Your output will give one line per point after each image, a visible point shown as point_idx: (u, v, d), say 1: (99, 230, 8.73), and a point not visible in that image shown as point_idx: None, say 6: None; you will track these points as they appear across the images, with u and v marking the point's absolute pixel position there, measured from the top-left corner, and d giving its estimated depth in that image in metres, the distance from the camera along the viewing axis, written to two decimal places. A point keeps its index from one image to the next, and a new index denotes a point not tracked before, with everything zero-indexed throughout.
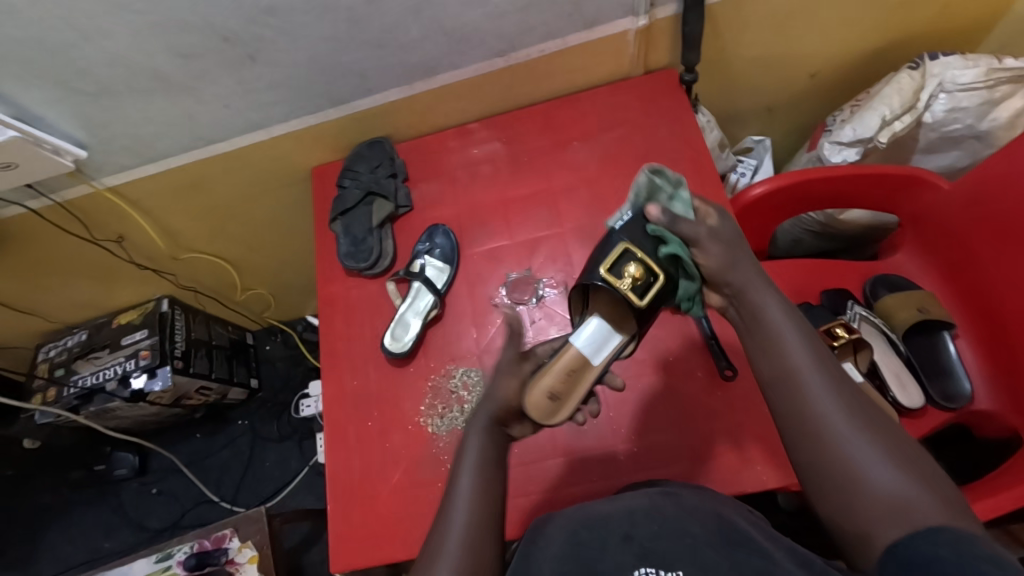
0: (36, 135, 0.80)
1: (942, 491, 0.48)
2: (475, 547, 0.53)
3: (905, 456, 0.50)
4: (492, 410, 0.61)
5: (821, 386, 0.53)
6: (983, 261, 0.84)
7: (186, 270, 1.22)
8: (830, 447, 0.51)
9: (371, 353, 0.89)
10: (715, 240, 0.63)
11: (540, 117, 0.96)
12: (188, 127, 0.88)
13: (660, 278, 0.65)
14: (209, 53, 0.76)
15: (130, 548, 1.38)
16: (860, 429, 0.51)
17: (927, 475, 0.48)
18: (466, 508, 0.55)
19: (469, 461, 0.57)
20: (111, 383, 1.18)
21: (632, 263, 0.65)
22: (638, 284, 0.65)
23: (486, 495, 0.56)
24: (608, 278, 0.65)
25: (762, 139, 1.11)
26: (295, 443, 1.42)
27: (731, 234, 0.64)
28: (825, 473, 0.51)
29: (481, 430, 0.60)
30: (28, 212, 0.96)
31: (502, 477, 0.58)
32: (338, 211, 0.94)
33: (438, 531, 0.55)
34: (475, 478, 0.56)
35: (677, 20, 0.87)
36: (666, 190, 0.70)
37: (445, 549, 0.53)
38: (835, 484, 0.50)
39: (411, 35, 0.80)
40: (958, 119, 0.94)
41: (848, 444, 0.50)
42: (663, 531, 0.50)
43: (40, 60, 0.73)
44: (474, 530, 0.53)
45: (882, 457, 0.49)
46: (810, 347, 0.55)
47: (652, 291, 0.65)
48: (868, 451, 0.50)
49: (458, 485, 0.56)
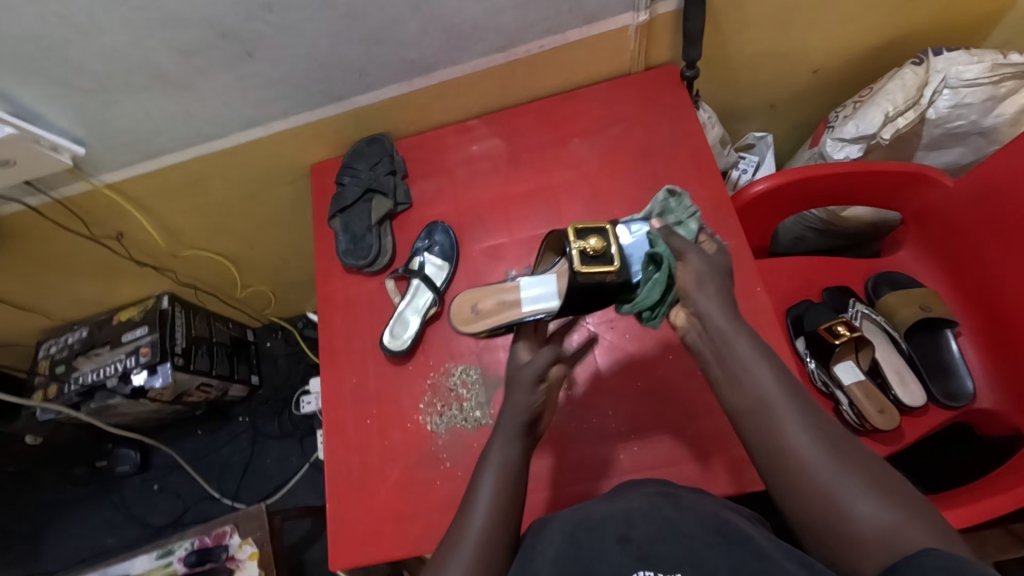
0: (34, 132, 0.80)
1: (926, 516, 0.48)
2: (490, 547, 0.56)
3: (884, 485, 0.50)
4: (525, 416, 0.66)
5: (796, 420, 0.55)
6: (985, 260, 0.84)
7: (187, 267, 1.22)
8: (810, 480, 0.52)
9: (371, 350, 0.89)
10: (698, 254, 0.65)
11: (540, 114, 0.95)
12: (186, 124, 0.88)
13: (615, 263, 0.66)
14: (207, 49, 0.76)
15: (132, 544, 1.39)
16: (837, 459, 0.52)
17: (906, 502, 0.49)
18: (483, 508, 0.59)
19: (494, 465, 0.63)
20: (111, 380, 1.17)
21: (598, 236, 0.66)
22: (592, 257, 0.65)
23: (501, 499, 0.60)
24: (570, 233, 0.66)
25: (765, 135, 1.11)
26: (296, 440, 1.42)
27: (720, 260, 0.67)
28: (807, 507, 0.51)
29: (513, 437, 0.65)
30: (27, 209, 0.96)
31: (524, 479, 0.63)
32: (338, 208, 0.94)
33: (456, 527, 0.59)
34: (496, 480, 0.61)
35: (678, 15, 0.86)
36: (676, 213, 0.76)
37: (461, 543, 0.57)
38: (819, 517, 0.50)
39: (410, 31, 0.80)
40: (962, 115, 0.93)
41: (827, 475, 0.51)
42: (663, 534, 0.49)
43: (37, 56, 0.73)
44: (489, 529, 0.57)
45: (862, 486, 0.50)
46: (782, 381, 0.58)
47: (595, 271, 0.65)
48: (848, 480, 0.51)
49: (480, 485, 0.61)
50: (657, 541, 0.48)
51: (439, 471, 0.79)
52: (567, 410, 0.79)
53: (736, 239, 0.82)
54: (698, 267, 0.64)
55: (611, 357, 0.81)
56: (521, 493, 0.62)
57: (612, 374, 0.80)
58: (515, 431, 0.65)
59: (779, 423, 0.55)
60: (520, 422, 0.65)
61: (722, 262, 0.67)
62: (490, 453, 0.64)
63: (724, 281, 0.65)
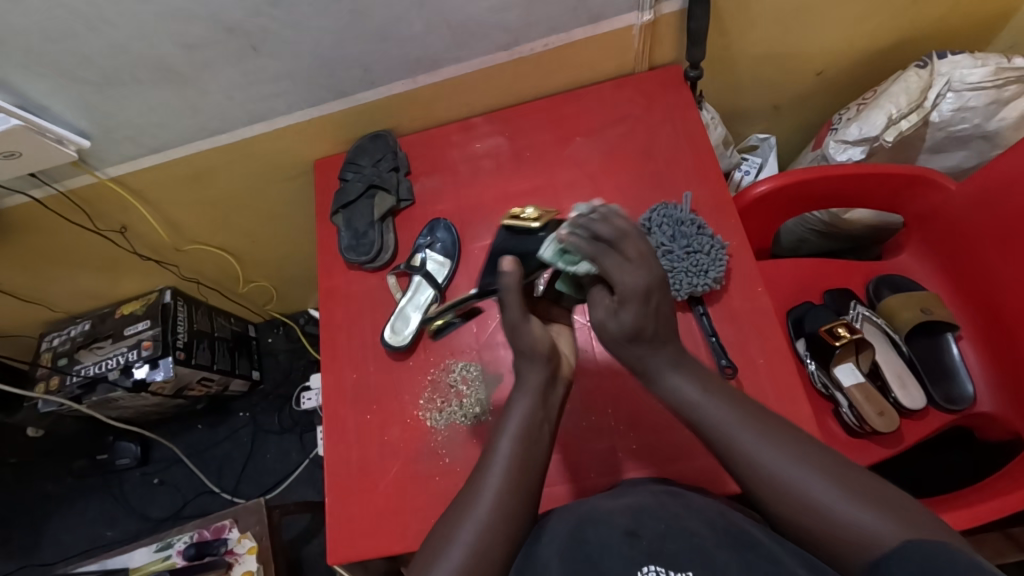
0: (39, 125, 0.80)
1: (899, 506, 0.49)
2: (497, 532, 0.54)
3: (863, 486, 0.51)
4: (544, 366, 0.64)
5: (754, 436, 0.55)
6: (989, 265, 0.83)
7: (189, 261, 1.22)
8: (780, 492, 0.52)
9: (371, 345, 0.89)
10: (617, 317, 0.61)
11: (543, 112, 0.95)
12: (191, 118, 0.88)
13: (540, 223, 0.73)
14: (212, 44, 0.76)
15: (131, 537, 1.39)
16: (803, 464, 0.53)
17: (889, 500, 0.49)
18: (498, 475, 0.57)
19: (513, 424, 0.61)
20: (114, 372, 1.18)
21: (532, 209, 0.75)
22: (521, 220, 0.75)
23: (519, 466, 0.58)
24: (511, 212, 0.76)
25: (768, 137, 1.11)
26: (296, 435, 1.42)
27: (631, 323, 0.60)
28: (790, 520, 0.52)
29: (535, 393, 0.63)
30: (32, 202, 0.97)
31: (547, 441, 0.62)
32: (340, 205, 0.94)
33: (468, 493, 0.58)
34: (513, 444, 0.59)
35: (682, 15, 0.86)
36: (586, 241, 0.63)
37: (472, 511, 0.56)
38: (801, 524, 0.51)
39: (414, 29, 0.80)
40: (965, 119, 0.93)
41: (799, 484, 0.52)
42: (670, 532, 0.49)
43: (44, 50, 0.73)
44: (502, 503, 0.56)
45: (832, 486, 0.51)
46: (733, 405, 0.58)
47: (518, 227, 0.74)
48: (819, 485, 0.51)
49: (497, 448, 0.60)
50: (663, 539, 0.49)
51: (438, 467, 0.80)
52: (567, 408, 0.79)
53: (738, 239, 0.82)
54: (613, 342, 0.63)
55: (611, 354, 0.81)
56: (540, 462, 0.60)
57: (610, 373, 0.80)
58: (535, 382, 0.64)
59: (740, 445, 0.55)
60: (544, 375, 0.64)
61: (644, 316, 0.60)
62: (511, 407, 0.63)
63: (648, 343, 0.61)
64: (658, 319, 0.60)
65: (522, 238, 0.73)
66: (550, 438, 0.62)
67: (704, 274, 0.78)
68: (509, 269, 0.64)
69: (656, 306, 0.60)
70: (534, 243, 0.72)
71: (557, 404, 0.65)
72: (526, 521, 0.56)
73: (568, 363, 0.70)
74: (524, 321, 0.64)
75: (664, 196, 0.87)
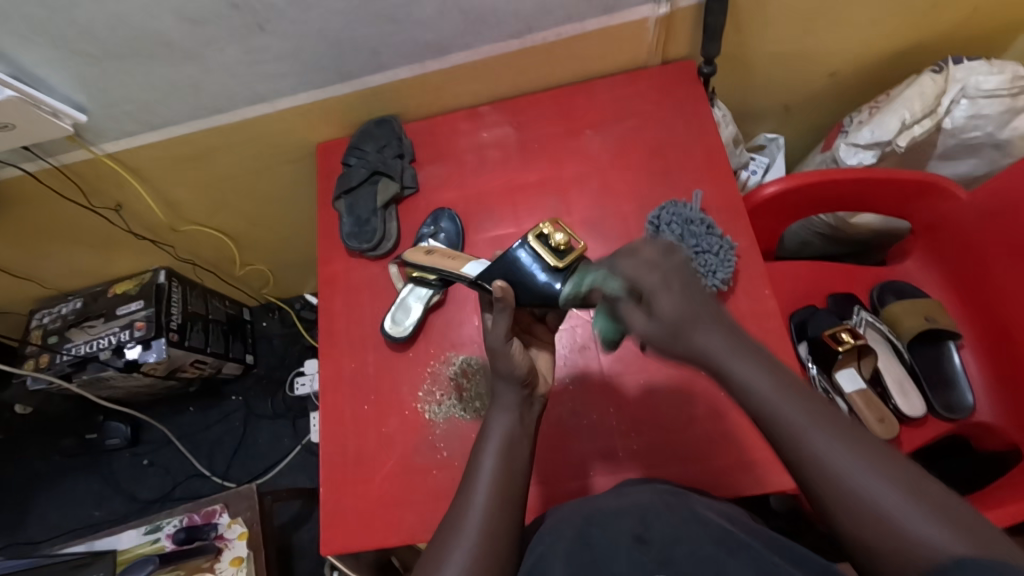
0: (35, 97, 0.78)
1: (958, 517, 0.43)
2: (491, 549, 0.53)
3: (918, 487, 0.45)
4: (517, 385, 0.61)
5: (823, 439, 0.48)
6: (996, 274, 0.83)
7: (185, 242, 1.20)
8: (840, 492, 0.46)
9: (370, 336, 0.88)
10: (654, 322, 0.52)
11: (552, 103, 0.94)
12: (192, 95, 0.86)
13: (563, 263, 0.63)
14: (218, 20, 0.74)
15: (119, 518, 1.38)
16: (868, 468, 0.46)
17: (946, 508, 0.44)
18: (484, 492, 0.56)
19: (493, 443, 0.59)
20: (105, 352, 1.16)
21: (561, 232, 0.64)
22: (547, 244, 0.64)
23: (503, 483, 0.57)
24: (540, 226, 0.65)
25: (776, 137, 1.09)
26: (288, 421, 1.41)
27: (673, 308, 0.51)
28: (846, 525, 0.46)
29: (514, 411, 0.61)
30: (25, 175, 0.94)
31: (527, 454, 0.60)
32: (343, 189, 0.92)
33: (455, 510, 0.56)
34: (498, 463, 0.58)
35: (699, 9, 0.84)
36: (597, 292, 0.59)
37: (461, 532, 0.54)
38: (856, 526, 0.46)
39: (426, 12, 0.78)
40: (978, 126, 0.92)
41: (854, 481, 0.46)
42: (678, 537, 0.48)
43: (42, 19, 0.71)
44: (490, 522, 0.54)
45: (895, 491, 0.45)
46: (780, 385, 0.51)
47: (540, 249, 0.64)
48: (873, 484, 0.46)
49: (480, 466, 0.58)
50: (672, 544, 0.47)
51: (436, 460, 0.79)
52: (567, 405, 0.78)
53: (747, 241, 0.81)
54: (666, 341, 0.52)
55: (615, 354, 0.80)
56: (523, 478, 0.58)
57: (612, 373, 0.79)
58: (514, 400, 0.61)
59: (789, 430, 0.49)
60: (520, 396, 0.61)
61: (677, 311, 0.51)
62: (489, 426, 0.61)
63: (698, 327, 0.52)
64: (693, 300, 0.52)
65: (539, 267, 0.64)
66: (531, 452, 0.61)
67: (713, 274, 0.77)
68: (499, 293, 0.60)
69: (681, 285, 0.53)
70: (545, 281, 0.63)
71: (535, 420, 0.63)
72: (513, 533, 0.55)
73: (546, 382, 0.66)
74: (506, 345, 0.59)
75: (673, 194, 0.85)
